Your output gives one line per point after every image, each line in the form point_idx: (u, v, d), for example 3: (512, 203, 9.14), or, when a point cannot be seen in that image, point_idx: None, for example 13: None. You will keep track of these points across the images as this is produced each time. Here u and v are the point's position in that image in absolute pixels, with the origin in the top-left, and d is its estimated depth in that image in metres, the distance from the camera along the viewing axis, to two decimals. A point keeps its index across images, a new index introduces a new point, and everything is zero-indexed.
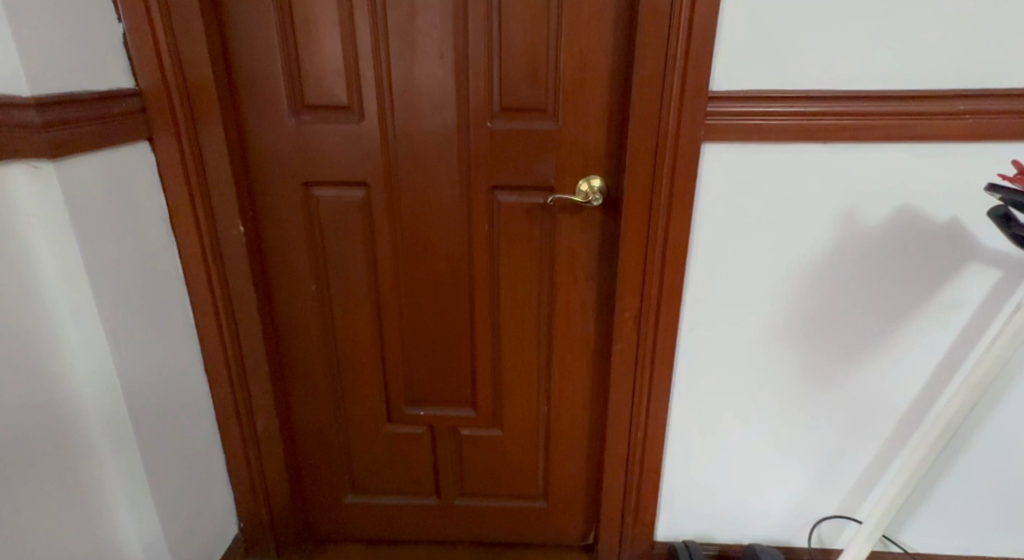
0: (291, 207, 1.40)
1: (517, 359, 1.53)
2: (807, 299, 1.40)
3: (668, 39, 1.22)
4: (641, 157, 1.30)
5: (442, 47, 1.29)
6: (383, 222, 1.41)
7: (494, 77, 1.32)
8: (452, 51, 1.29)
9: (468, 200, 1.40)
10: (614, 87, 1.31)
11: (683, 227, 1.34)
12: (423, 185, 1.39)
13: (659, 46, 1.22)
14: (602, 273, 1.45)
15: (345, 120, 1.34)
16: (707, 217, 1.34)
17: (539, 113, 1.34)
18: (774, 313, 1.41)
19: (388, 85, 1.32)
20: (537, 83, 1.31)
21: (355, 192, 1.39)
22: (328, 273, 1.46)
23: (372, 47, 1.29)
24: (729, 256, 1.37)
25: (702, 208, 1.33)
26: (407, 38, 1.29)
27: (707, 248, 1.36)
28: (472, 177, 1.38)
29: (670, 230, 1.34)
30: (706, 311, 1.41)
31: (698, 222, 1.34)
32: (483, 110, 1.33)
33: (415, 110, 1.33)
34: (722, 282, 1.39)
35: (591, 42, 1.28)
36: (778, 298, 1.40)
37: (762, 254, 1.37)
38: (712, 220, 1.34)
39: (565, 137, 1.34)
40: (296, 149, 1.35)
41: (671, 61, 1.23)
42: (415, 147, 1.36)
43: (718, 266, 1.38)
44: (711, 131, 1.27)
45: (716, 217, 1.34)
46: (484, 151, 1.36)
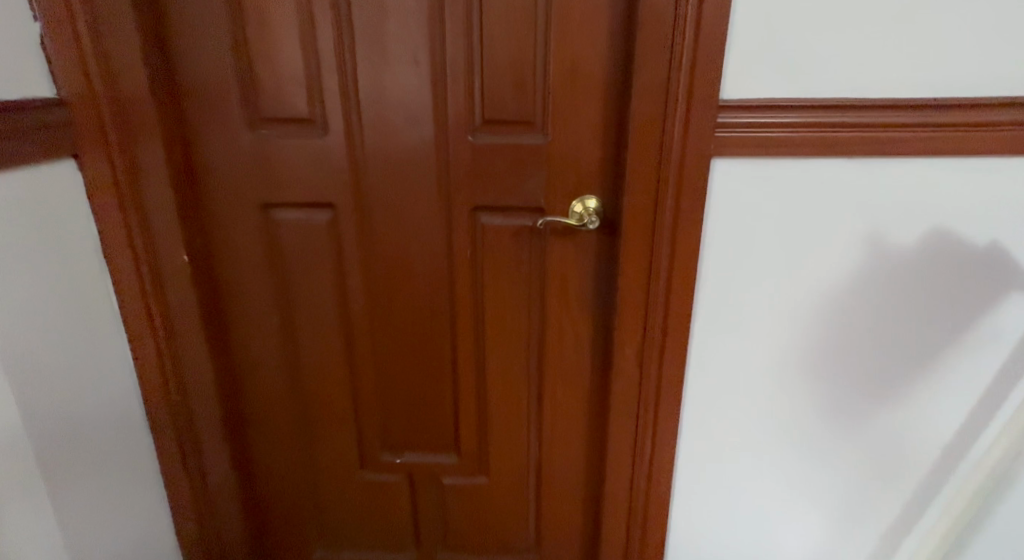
0: (248, 235, 1.24)
1: (504, 398, 1.38)
2: (826, 334, 1.25)
3: (673, 39, 1.07)
4: (641, 176, 1.15)
5: (413, 53, 1.14)
6: (352, 250, 1.26)
7: (473, 86, 1.16)
8: (423, 57, 1.14)
9: (447, 224, 1.24)
10: (611, 97, 1.15)
11: (691, 252, 1.18)
12: (397, 207, 1.23)
13: (661, 48, 1.07)
14: (597, 304, 1.30)
15: (306, 136, 1.18)
16: (717, 242, 1.19)
17: (525, 125, 1.18)
18: (790, 349, 1.26)
19: (354, 96, 1.16)
20: (521, 93, 1.16)
21: (319, 215, 1.23)
22: (293, 309, 1.30)
23: (336, 51, 1.13)
24: (741, 283, 1.22)
25: (711, 229, 1.18)
26: (375, 41, 1.13)
27: (716, 276, 1.21)
28: (452, 199, 1.22)
29: (676, 255, 1.18)
30: (715, 347, 1.26)
31: (706, 245, 1.19)
32: (463, 122, 1.18)
33: (383, 124, 1.18)
34: (732, 313, 1.24)
35: (584, 44, 1.13)
36: (794, 333, 1.25)
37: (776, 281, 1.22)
38: (721, 243, 1.19)
39: (555, 152, 1.19)
40: (249, 170, 1.19)
41: (676, 64, 1.07)
42: (386, 165, 1.20)
43: (728, 295, 1.23)
44: (721, 145, 1.11)
45: (727, 240, 1.19)
46: (465, 169, 1.20)
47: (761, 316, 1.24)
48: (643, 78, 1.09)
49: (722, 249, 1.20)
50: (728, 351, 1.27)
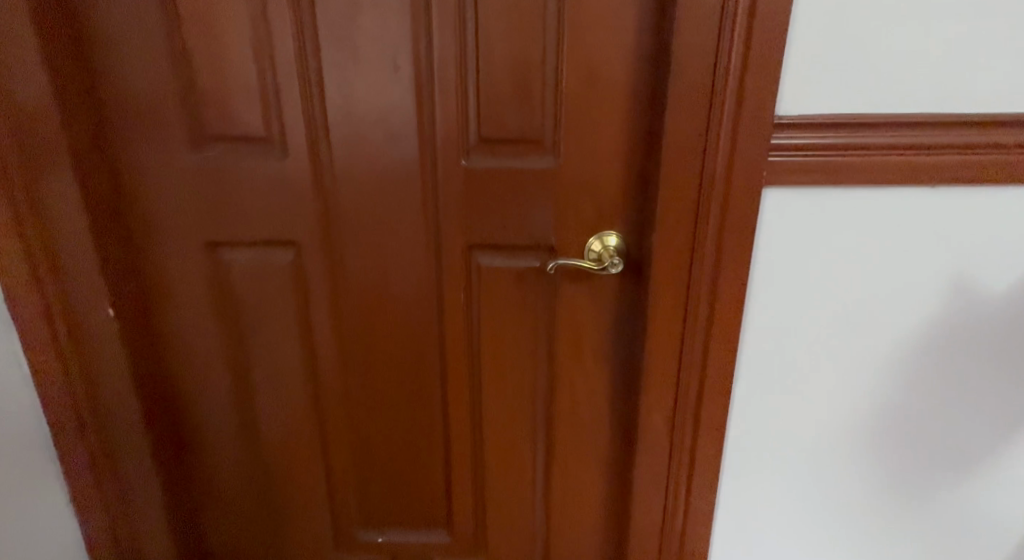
0: (192, 280, 1.02)
1: (504, 468, 1.16)
2: (887, 399, 1.04)
3: (720, 41, 0.84)
4: (675, 210, 0.93)
5: (391, 55, 0.91)
6: (320, 296, 1.04)
7: (467, 98, 0.93)
8: (404, 61, 0.91)
9: (433, 267, 1.03)
10: (639, 111, 0.93)
11: (735, 302, 0.97)
12: (375, 245, 1.01)
13: (703, 52, 0.85)
14: (616, 357, 1.09)
15: (259, 160, 0.95)
16: (765, 289, 0.98)
17: (531, 146, 0.96)
18: (843, 416, 1.06)
19: (320, 109, 0.94)
20: (527, 106, 0.93)
21: (279, 255, 1.01)
22: (249, 365, 1.09)
23: (295, 51, 0.90)
24: (793, 338, 1.01)
25: (758, 274, 0.97)
26: (343, 40, 0.90)
27: (763, 330, 1.00)
28: (442, 235, 1.00)
29: (716, 304, 0.97)
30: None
31: (752, 294, 0.98)
32: (456, 143, 0.95)
33: (356, 144, 0.95)
34: (781, 372, 1.03)
35: (607, 45, 0.90)
36: (850, 397, 1.04)
37: (831, 338, 1.01)
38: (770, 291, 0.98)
39: (568, 178, 0.97)
40: (190, 202, 0.97)
41: (723, 73, 0.85)
42: (360, 195, 0.98)
43: (774, 354, 1.02)
44: (777, 173, 0.90)
45: (777, 287, 0.98)
46: (458, 199, 0.98)
47: (814, 377, 1.03)
48: (679, 90, 0.87)
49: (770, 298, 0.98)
50: (769, 419, 1.06)
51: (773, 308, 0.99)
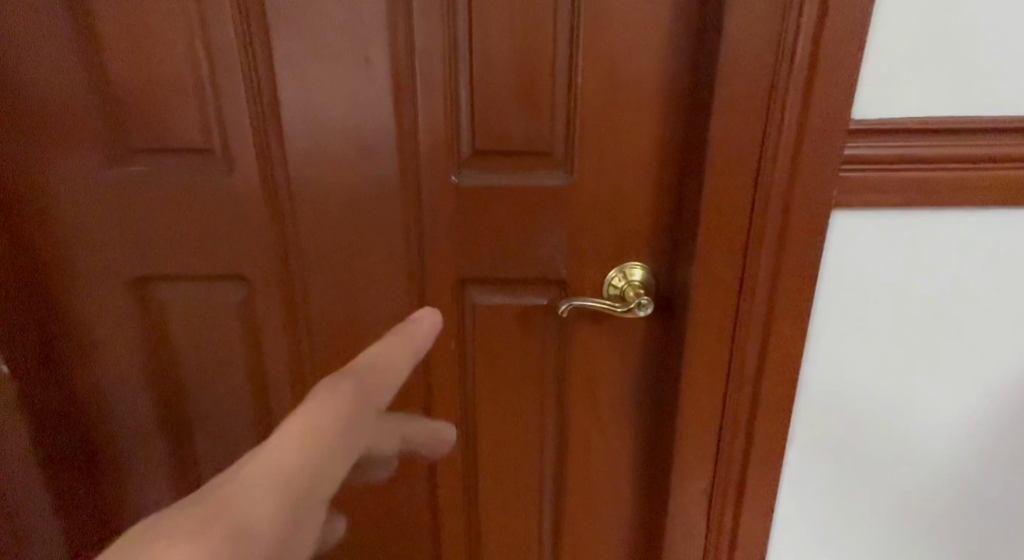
0: (117, 324, 0.82)
1: (507, 535, 0.98)
2: (970, 465, 0.86)
3: (783, 26, 0.66)
4: (720, 239, 0.75)
5: (360, 47, 0.71)
6: (276, 344, 0.84)
7: (459, 101, 0.74)
8: (377, 56, 0.71)
9: (418, 311, 0.83)
10: (675, 116, 0.75)
11: (791, 350, 0.79)
12: (345, 283, 0.81)
13: (760, 41, 0.66)
14: (641, 412, 0.90)
15: (196, 178, 0.75)
16: (828, 333, 0.80)
17: (539, 160, 0.77)
18: (915, 483, 0.88)
19: (273, 116, 0.74)
20: (533, 112, 0.74)
21: (224, 295, 0.82)
22: (187, 425, 0.89)
23: (239, 40, 0.70)
24: (859, 391, 0.83)
25: (819, 315, 0.79)
26: (299, 27, 0.69)
27: (822, 380, 0.83)
28: (430, 270, 0.81)
29: (767, 353, 0.79)
30: (805, 478, 0.88)
31: (812, 339, 0.80)
32: (445, 156, 0.75)
33: (318, 160, 0.75)
34: (842, 430, 0.85)
35: (637, 32, 0.71)
36: (924, 462, 0.86)
37: (908, 391, 0.83)
38: (831, 336, 0.80)
39: (584, 198, 0.78)
40: (110, 229, 0.77)
41: (785, 67, 0.67)
42: (325, 224, 0.78)
43: (833, 408, 0.84)
44: (847, 191, 0.72)
45: (842, 332, 0.80)
46: (448, 226, 0.79)
47: (882, 438, 0.85)
48: (730, 90, 0.68)
49: (832, 344, 0.81)
50: (823, 482, 0.88)
51: (836, 356, 0.81)
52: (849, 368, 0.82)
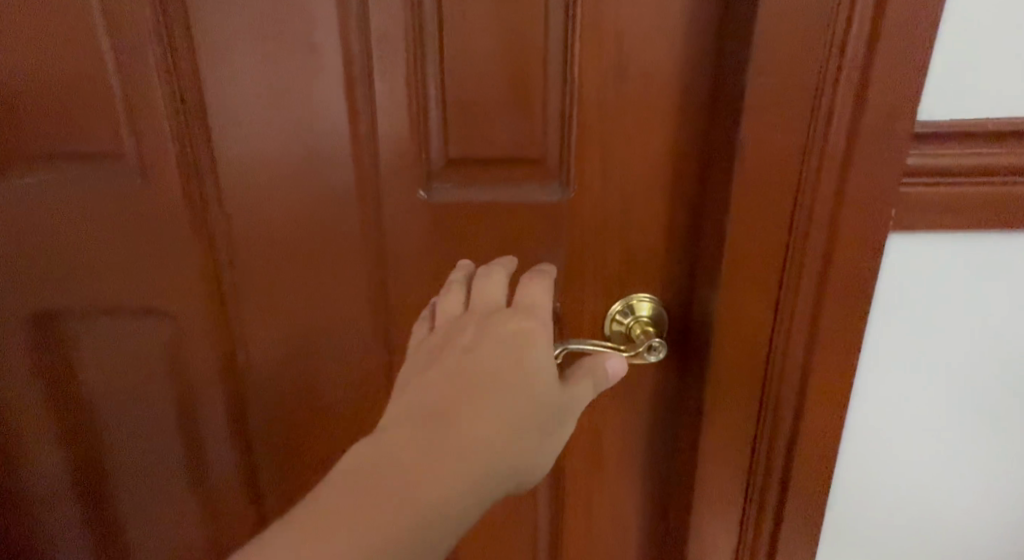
0: (16, 366, 0.69)
1: None
2: None
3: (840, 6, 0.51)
4: (751, 268, 0.62)
5: (301, 32, 0.56)
6: (212, 388, 0.71)
7: (427, 100, 0.59)
8: (324, 42, 0.56)
9: (382, 352, 0.69)
10: (694, 117, 0.60)
11: (835, 399, 0.65)
12: (296, 319, 0.67)
13: (808, 20, 0.52)
14: (653, 459, 0.77)
15: (105, 195, 0.62)
16: (878, 372, 0.68)
17: (528, 171, 0.62)
18: (968, 535, 0.77)
19: (196, 118, 0.59)
20: (520, 112, 0.59)
21: (143, 333, 0.68)
22: (107, 480, 0.75)
23: (146, 26, 0.55)
24: (912, 436, 0.71)
25: (869, 352, 0.67)
26: (222, 5, 0.55)
27: (870, 425, 0.71)
28: (396, 304, 0.67)
29: (807, 402, 0.66)
30: (844, 530, 0.77)
31: (859, 379, 0.68)
32: (412, 169, 0.61)
33: (255, 172, 0.61)
34: (890, 479, 0.74)
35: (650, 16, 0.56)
36: (982, 513, 0.75)
37: (969, 438, 0.71)
38: (882, 376, 0.68)
39: (584, 218, 0.64)
40: (3, 258, 0.64)
41: (839, 57, 0.53)
42: (267, 248, 0.64)
43: (879, 457, 0.73)
44: (908, 210, 0.59)
45: (895, 371, 0.68)
46: (419, 252, 0.64)
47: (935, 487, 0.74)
48: (767, 83, 0.54)
49: (882, 385, 0.68)
50: (861, 539, 0.77)
51: (886, 397, 0.69)
52: (898, 413, 0.70)
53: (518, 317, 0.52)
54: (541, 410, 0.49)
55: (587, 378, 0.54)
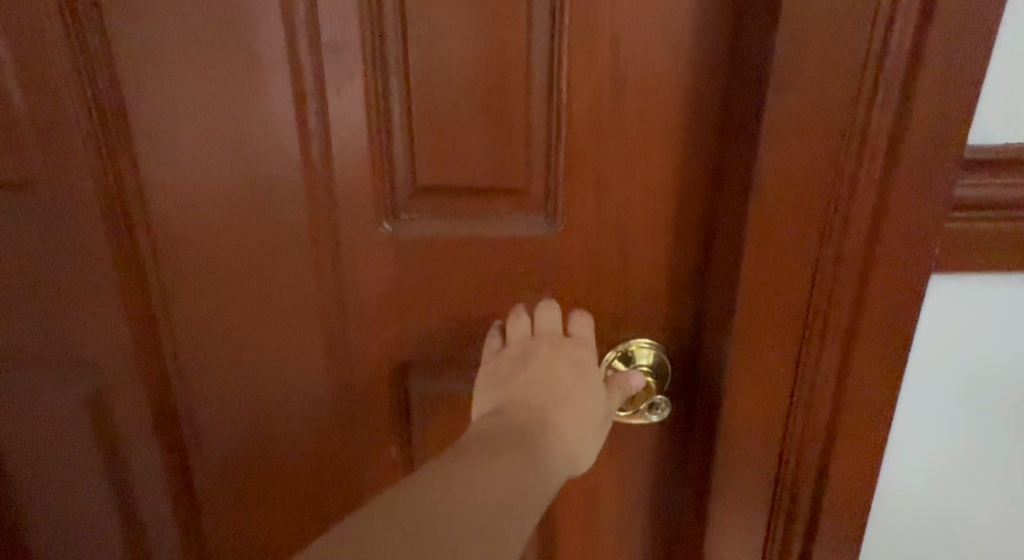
0: None
1: None
2: None
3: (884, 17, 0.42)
4: (769, 316, 0.53)
5: (236, 45, 0.47)
6: (147, 441, 0.63)
7: (389, 120, 0.50)
8: (264, 53, 0.48)
9: (345, 403, 0.61)
10: (703, 140, 0.52)
11: (864, 459, 0.57)
12: (246, 369, 0.59)
13: (842, 28, 0.43)
14: (654, 520, 0.69)
15: (10, 230, 0.53)
16: (913, 424, 0.60)
17: (508, 202, 0.54)
18: None
19: (118, 141, 0.51)
20: (499, 134, 0.51)
21: (64, 384, 0.59)
22: (30, 537, 0.67)
23: (52, 41, 0.47)
24: (948, 493, 0.63)
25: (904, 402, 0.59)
26: (140, 10, 0.46)
27: (902, 479, 0.63)
28: (360, 351, 0.59)
29: (832, 463, 0.58)
30: None
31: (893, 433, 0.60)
32: (375, 201, 0.53)
33: (191, 203, 0.53)
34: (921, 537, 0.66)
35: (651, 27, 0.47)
36: None
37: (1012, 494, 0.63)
38: (918, 428, 0.60)
39: (575, 256, 0.56)
40: None
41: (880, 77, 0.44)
42: (208, 289, 0.56)
43: (910, 514, 0.65)
44: (955, 248, 0.51)
45: (933, 423, 0.60)
46: (385, 294, 0.56)
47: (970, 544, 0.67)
48: (791, 103, 0.45)
49: (917, 439, 0.61)
50: None
51: (922, 451, 0.61)
52: (927, 468, 0.62)
53: (576, 347, 0.54)
54: (593, 430, 0.51)
55: (616, 392, 0.55)
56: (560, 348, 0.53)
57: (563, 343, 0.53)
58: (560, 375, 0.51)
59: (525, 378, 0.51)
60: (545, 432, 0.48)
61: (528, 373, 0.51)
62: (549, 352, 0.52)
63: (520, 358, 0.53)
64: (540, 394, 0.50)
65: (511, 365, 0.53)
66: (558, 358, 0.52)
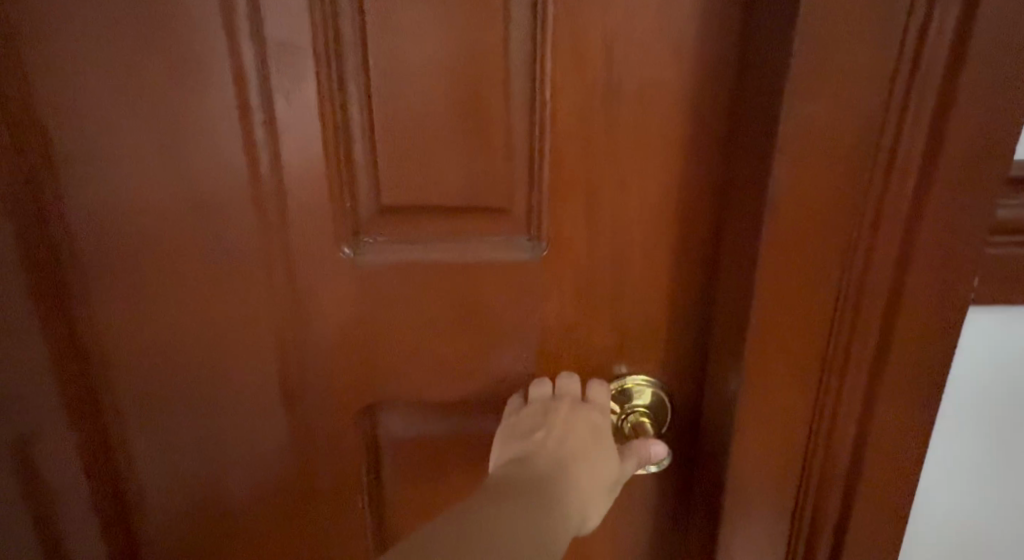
0: None
1: None
2: None
3: (919, 17, 0.37)
4: (785, 356, 0.46)
5: (176, 51, 0.41)
6: (73, 499, 0.54)
7: (350, 133, 0.44)
8: (203, 56, 0.42)
9: (305, 448, 0.54)
10: (706, 155, 0.45)
11: (887, 506, 0.52)
12: (196, 410, 0.52)
13: (869, 27, 0.37)
14: None
15: None
16: (948, 475, 0.53)
17: (488, 225, 0.47)
18: None
19: (38, 162, 0.44)
20: (474, 148, 0.45)
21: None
22: None
23: None
24: (979, 545, 0.57)
25: (938, 450, 0.52)
26: (66, 11, 0.40)
27: (930, 533, 0.57)
28: (321, 390, 0.52)
29: (852, 511, 0.52)
30: None
31: (924, 484, 0.54)
32: (338, 224, 0.47)
33: (124, 228, 0.46)
34: None
35: (651, 29, 0.41)
36: None
37: None
38: (952, 478, 0.54)
39: (564, 286, 0.49)
40: None
41: (914, 86, 0.39)
42: (147, 323, 0.49)
43: None
44: (994, 279, 0.45)
45: (970, 473, 0.53)
46: (350, 328, 0.50)
47: None
48: (811, 114, 0.39)
49: (949, 489, 0.54)
50: None
51: (953, 503, 0.55)
52: (962, 519, 0.56)
53: (594, 412, 0.50)
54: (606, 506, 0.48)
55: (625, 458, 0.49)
56: (578, 413, 0.49)
57: (582, 408, 0.49)
58: (576, 444, 0.47)
59: (537, 448, 0.47)
60: (562, 510, 0.44)
61: (541, 442, 0.47)
62: (567, 418, 0.48)
63: (535, 424, 0.49)
64: (552, 466, 0.46)
65: (524, 431, 0.49)
66: (575, 425, 0.48)
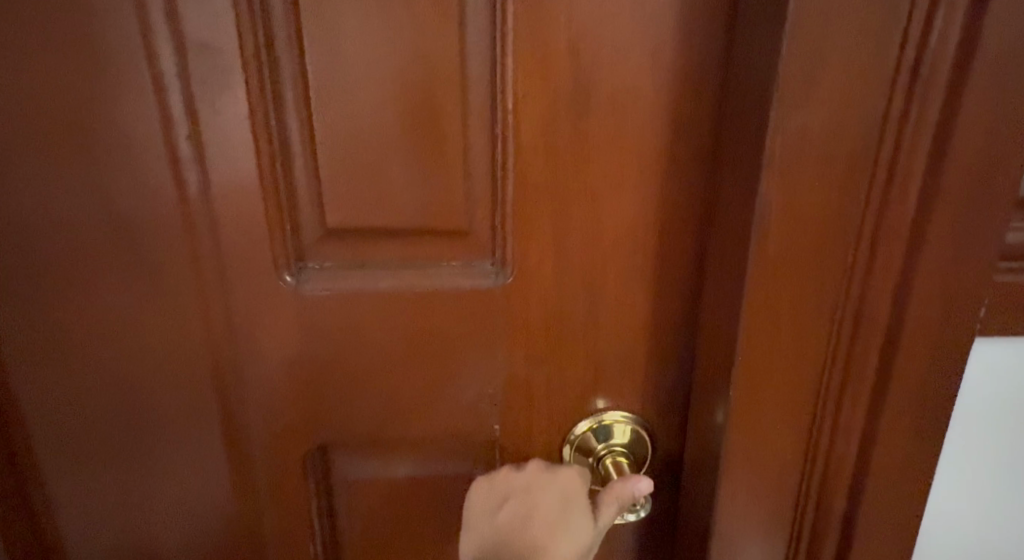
0: None
1: None
2: None
3: (923, 20, 0.33)
4: (775, 390, 0.42)
5: (85, 57, 0.36)
6: None
7: (289, 148, 0.40)
8: (116, 63, 0.37)
9: (249, 494, 0.49)
10: (685, 173, 0.41)
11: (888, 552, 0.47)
12: (124, 455, 0.47)
13: (866, 30, 0.33)
14: None
15: None
16: (951, 512, 0.49)
17: (446, 249, 0.43)
18: None
19: None
20: (428, 166, 0.40)
21: None
22: None
23: None
24: None
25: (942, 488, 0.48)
26: None
27: None
28: (265, 431, 0.47)
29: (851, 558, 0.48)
30: None
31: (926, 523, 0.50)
32: (279, 250, 0.42)
33: (33, 257, 0.41)
34: None
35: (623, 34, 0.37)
36: None
37: None
38: (956, 516, 0.50)
39: (532, 314, 0.45)
40: None
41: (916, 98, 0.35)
42: (65, 361, 0.44)
43: None
44: (1003, 306, 0.41)
45: (974, 510, 0.49)
46: (296, 363, 0.45)
47: None
48: (803, 128, 0.34)
49: (953, 529, 0.50)
50: None
51: (958, 543, 0.51)
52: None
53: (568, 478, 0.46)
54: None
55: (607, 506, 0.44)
56: (546, 481, 0.46)
57: (549, 474, 0.46)
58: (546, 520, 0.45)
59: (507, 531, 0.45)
60: None
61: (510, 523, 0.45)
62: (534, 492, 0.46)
63: (502, 501, 0.46)
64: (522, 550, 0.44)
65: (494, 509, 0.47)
66: (541, 496, 0.46)
